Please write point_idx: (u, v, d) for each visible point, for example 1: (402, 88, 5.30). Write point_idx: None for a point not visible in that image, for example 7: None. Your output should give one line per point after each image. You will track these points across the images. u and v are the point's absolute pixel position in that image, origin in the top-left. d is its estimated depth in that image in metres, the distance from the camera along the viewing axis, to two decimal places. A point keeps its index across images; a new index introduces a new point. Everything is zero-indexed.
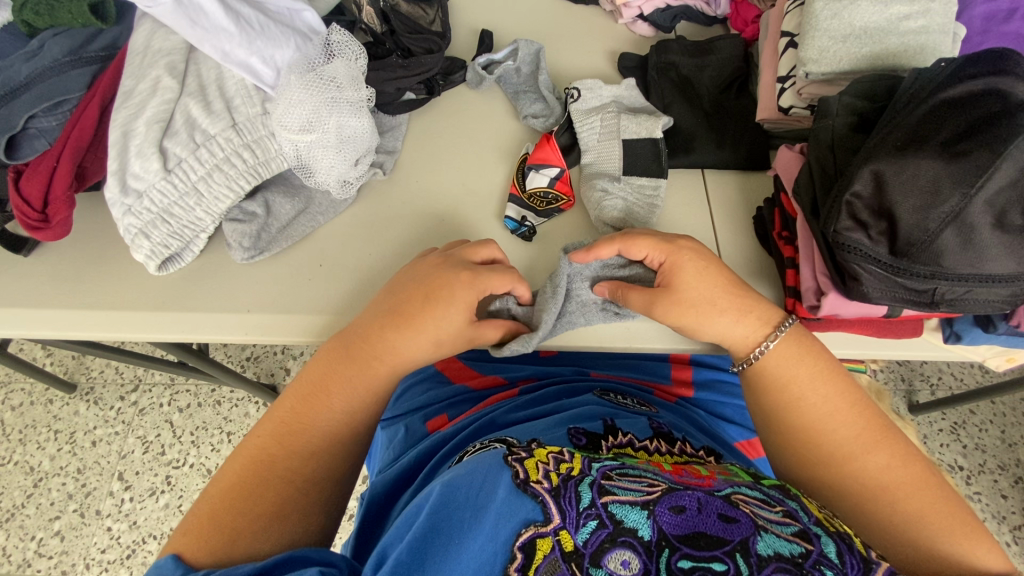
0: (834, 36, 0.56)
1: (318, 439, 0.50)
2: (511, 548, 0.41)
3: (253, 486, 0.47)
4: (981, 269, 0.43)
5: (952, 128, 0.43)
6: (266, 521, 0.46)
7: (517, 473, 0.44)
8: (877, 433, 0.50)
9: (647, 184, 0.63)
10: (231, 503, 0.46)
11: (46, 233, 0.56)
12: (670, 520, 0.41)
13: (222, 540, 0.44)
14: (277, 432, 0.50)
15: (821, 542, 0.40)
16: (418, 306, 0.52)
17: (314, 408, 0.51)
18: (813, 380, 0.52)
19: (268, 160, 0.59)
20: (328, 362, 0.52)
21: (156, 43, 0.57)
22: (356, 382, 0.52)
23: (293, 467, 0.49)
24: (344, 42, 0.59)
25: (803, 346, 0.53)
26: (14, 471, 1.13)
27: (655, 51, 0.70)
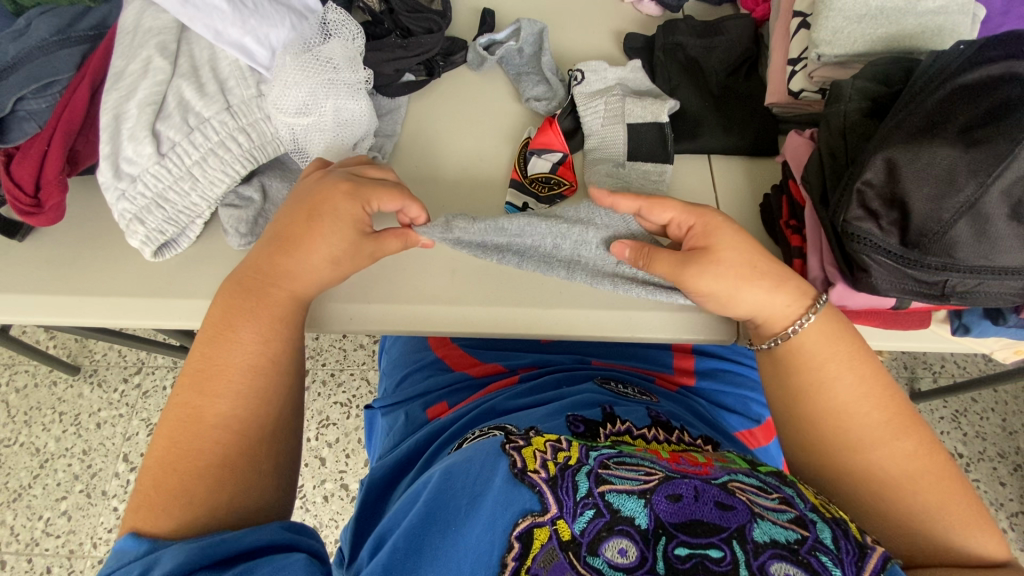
0: (850, 16, 0.54)
1: (234, 376, 0.48)
2: (509, 538, 0.41)
3: (190, 446, 0.46)
4: (994, 261, 0.42)
5: (970, 115, 0.42)
6: (220, 476, 0.45)
7: (514, 462, 0.44)
8: (908, 421, 0.48)
9: (652, 170, 0.61)
10: (167, 466, 0.45)
11: (40, 218, 0.55)
12: (666, 508, 0.40)
13: (182, 504, 0.43)
14: (195, 380, 0.48)
15: (817, 528, 0.40)
16: (304, 228, 0.51)
17: (253, 358, 0.49)
18: (848, 360, 0.50)
19: (265, 144, 0.57)
20: (230, 295, 0.51)
21: (147, 22, 0.55)
22: (263, 314, 0.50)
23: (221, 411, 0.47)
24: (341, 21, 0.57)
25: (838, 326, 0.50)
26: (20, 452, 1.14)
27: (662, 32, 0.68)
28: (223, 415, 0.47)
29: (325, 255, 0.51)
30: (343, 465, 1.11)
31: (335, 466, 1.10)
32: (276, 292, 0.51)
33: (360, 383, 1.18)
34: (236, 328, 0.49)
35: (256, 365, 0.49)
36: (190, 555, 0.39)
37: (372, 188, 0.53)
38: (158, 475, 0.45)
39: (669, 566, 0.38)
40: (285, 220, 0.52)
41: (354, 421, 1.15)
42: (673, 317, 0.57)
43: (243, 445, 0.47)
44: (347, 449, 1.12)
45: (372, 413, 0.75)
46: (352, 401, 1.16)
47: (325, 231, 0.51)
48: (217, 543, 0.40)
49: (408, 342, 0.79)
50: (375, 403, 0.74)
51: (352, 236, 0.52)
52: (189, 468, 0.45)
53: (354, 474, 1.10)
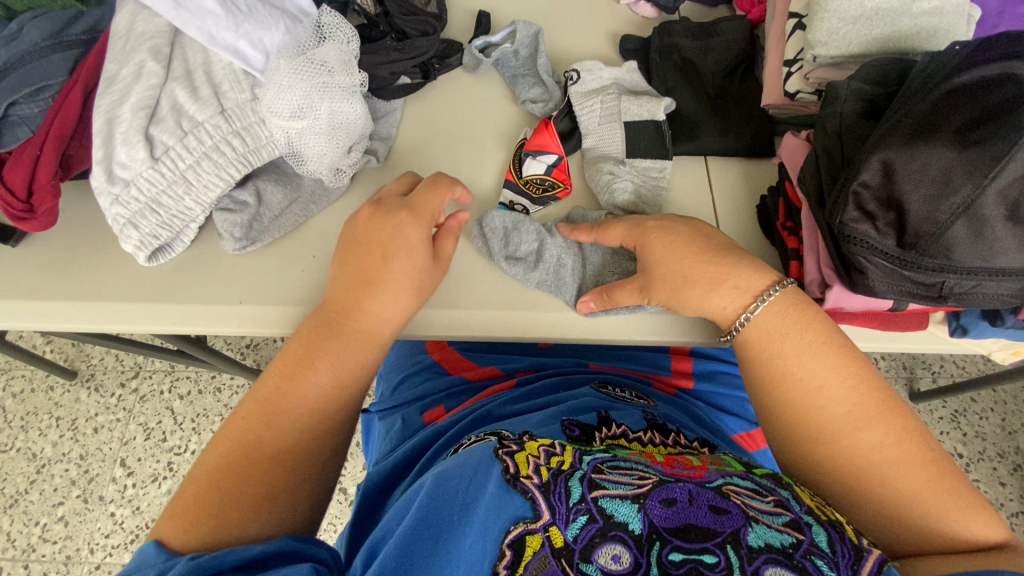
0: (845, 17, 0.53)
1: (302, 415, 0.48)
2: (500, 545, 0.40)
3: (240, 468, 0.45)
4: (992, 262, 0.42)
5: (966, 115, 0.41)
6: (254, 501, 0.44)
7: (507, 468, 0.43)
8: (871, 409, 0.45)
9: (651, 167, 0.61)
10: (213, 482, 0.44)
11: (32, 223, 0.54)
12: (661, 513, 0.40)
13: (211, 524, 0.42)
14: (261, 414, 0.47)
15: (812, 531, 0.39)
16: (379, 260, 0.51)
17: (299, 388, 0.48)
18: (799, 355, 0.47)
19: (259, 147, 0.57)
20: (305, 334, 0.50)
21: (140, 25, 0.55)
22: (344, 358, 0.49)
23: (279, 446, 0.46)
24: (335, 25, 0.57)
25: (788, 320, 0.48)
26: (17, 457, 1.13)
27: (658, 34, 0.68)
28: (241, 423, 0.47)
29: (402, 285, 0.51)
30: None
31: None
32: (362, 337, 0.50)
33: None
34: (315, 368, 0.48)
35: (320, 405, 0.49)
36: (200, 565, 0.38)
37: (426, 198, 0.53)
38: (202, 490, 0.44)
39: (663, 571, 0.38)
40: (362, 259, 0.51)
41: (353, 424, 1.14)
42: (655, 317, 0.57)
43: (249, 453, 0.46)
44: None
45: (369, 417, 0.74)
46: None
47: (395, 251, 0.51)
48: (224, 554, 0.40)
49: (405, 346, 0.79)
50: (372, 407, 0.73)
51: (424, 261, 0.52)
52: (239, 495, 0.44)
53: (352, 478, 1.10)
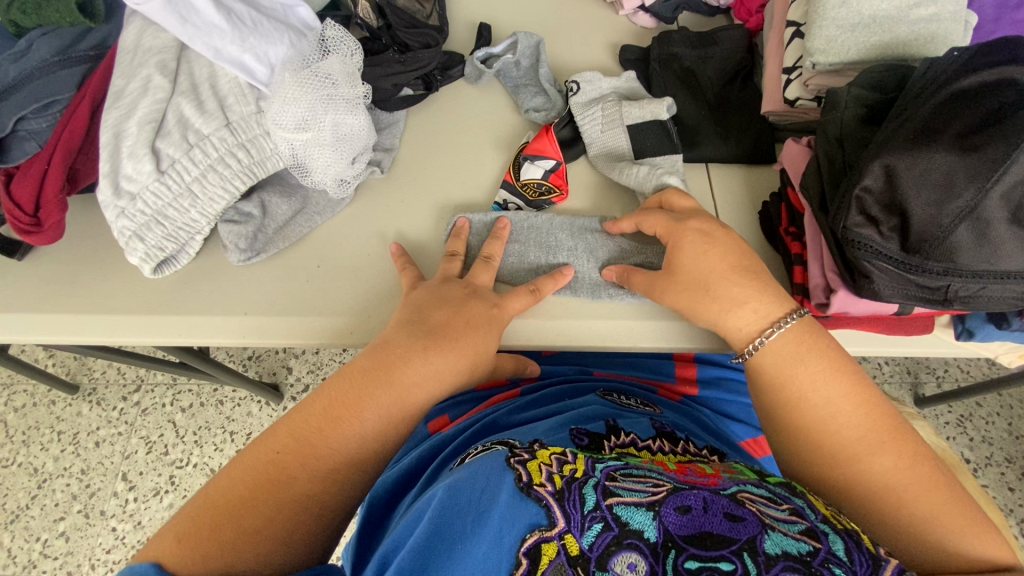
0: (843, 25, 0.54)
1: (329, 462, 0.46)
2: (516, 554, 0.40)
3: (262, 498, 0.43)
4: (996, 265, 0.42)
5: (967, 121, 0.42)
6: (268, 537, 0.42)
7: (520, 477, 0.43)
8: (884, 434, 0.45)
9: (663, 163, 0.61)
10: (227, 511, 0.42)
11: (38, 237, 0.55)
12: (676, 521, 0.40)
13: (219, 560, 0.39)
14: (291, 441, 0.46)
15: (829, 540, 0.39)
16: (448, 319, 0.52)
17: (335, 438, 0.46)
18: (813, 381, 0.47)
19: (264, 160, 0.58)
20: (346, 379, 0.49)
21: (147, 41, 0.56)
22: (376, 409, 0.47)
23: (304, 488, 0.45)
24: (339, 39, 0.58)
25: (799, 345, 0.49)
26: (19, 473, 1.13)
27: (657, 44, 0.68)
28: (265, 448, 0.46)
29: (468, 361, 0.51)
30: None
31: None
32: (397, 393, 0.48)
33: None
34: (361, 413, 0.47)
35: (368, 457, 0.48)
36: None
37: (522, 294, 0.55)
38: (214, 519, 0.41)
39: None
40: (426, 326, 0.51)
41: None
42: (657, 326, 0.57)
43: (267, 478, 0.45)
44: None
45: None
46: None
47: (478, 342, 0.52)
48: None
49: None
50: None
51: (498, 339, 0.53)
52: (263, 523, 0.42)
53: None
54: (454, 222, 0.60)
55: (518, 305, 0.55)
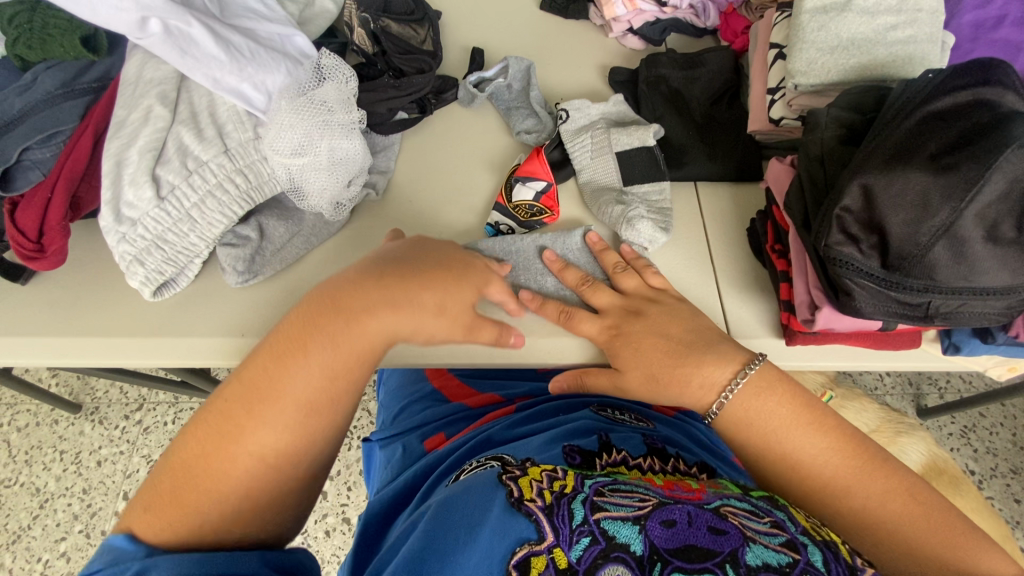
0: (822, 48, 0.55)
1: (286, 408, 0.45)
2: (506, 565, 0.41)
3: (213, 455, 0.44)
4: (975, 282, 0.42)
5: (942, 140, 0.43)
6: (228, 504, 0.44)
7: (511, 492, 0.44)
8: (859, 466, 0.47)
9: (651, 192, 0.63)
10: (184, 474, 0.44)
11: (42, 262, 0.56)
12: (661, 534, 0.41)
13: (180, 522, 0.43)
14: (241, 394, 0.45)
15: (808, 551, 0.40)
16: (406, 267, 0.50)
17: (288, 385, 0.45)
18: (787, 428, 0.49)
19: (262, 184, 0.59)
20: (300, 318, 0.47)
21: (148, 72, 0.58)
22: (330, 362, 0.46)
23: (259, 439, 0.44)
24: (335, 67, 0.60)
25: (772, 394, 0.50)
26: (20, 493, 1.13)
27: (646, 66, 0.70)
28: (216, 403, 0.46)
29: (431, 316, 0.49)
30: (345, 498, 1.10)
31: (336, 500, 1.09)
32: (351, 333, 0.47)
33: (361, 413, 1.18)
34: (304, 357, 0.45)
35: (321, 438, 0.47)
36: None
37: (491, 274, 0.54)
38: (175, 485, 0.44)
39: None
40: (374, 284, 0.48)
41: (356, 453, 1.14)
42: None
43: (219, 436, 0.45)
44: (349, 481, 1.11)
45: (371, 445, 0.74)
46: (353, 433, 1.16)
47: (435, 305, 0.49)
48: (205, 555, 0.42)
49: (406, 373, 0.79)
50: (373, 436, 0.73)
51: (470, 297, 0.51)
52: (217, 490, 0.44)
53: (356, 508, 1.09)
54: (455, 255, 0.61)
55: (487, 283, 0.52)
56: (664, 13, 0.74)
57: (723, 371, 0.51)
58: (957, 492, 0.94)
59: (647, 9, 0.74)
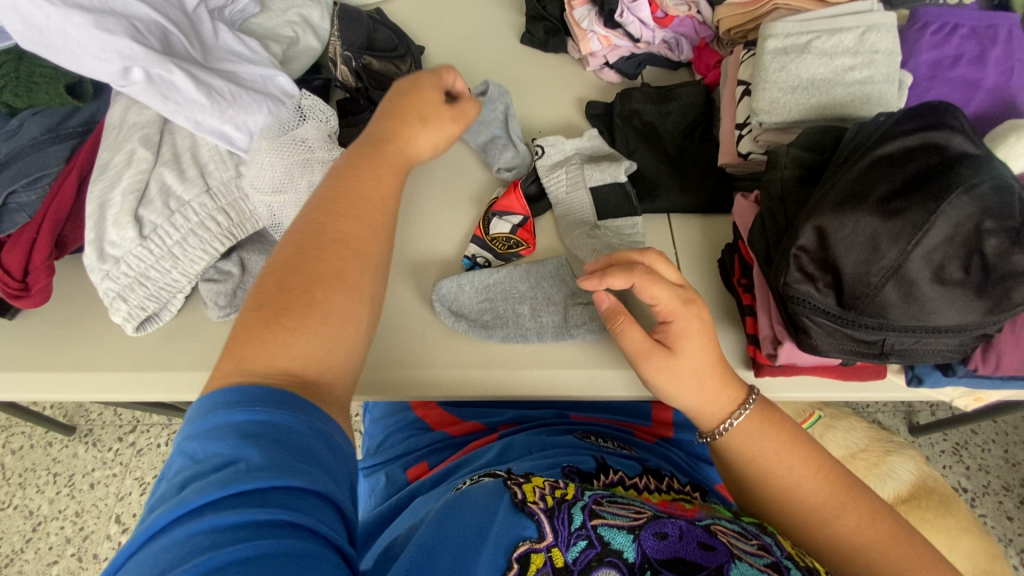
0: (783, 88, 0.57)
1: (366, 207, 0.49)
2: (509, 558, 0.41)
3: (307, 263, 0.45)
4: (926, 321, 0.43)
5: (890, 183, 0.44)
6: (312, 264, 0.45)
7: (515, 494, 0.45)
8: (843, 495, 0.48)
9: (624, 225, 0.64)
10: (274, 310, 0.43)
11: (26, 300, 0.58)
12: (654, 544, 0.42)
13: (298, 313, 0.43)
14: (330, 205, 0.49)
15: (791, 574, 0.41)
16: (405, 100, 0.55)
17: (366, 186, 0.50)
18: (776, 453, 0.50)
19: (244, 222, 0.61)
20: (354, 154, 0.53)
21: (132, 117, 0.60)
22: (384, 161, 0.52)
23: (345, 229, 0.48)
24: (315, 106, 0.63)
25: (764, 421, 0.51)
26: (13, 516, 1.14)
27: (619, 100, 0.72)
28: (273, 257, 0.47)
29: (451, 114, 0.56)
30: None
31: None
32: (397, 146, 0.53)
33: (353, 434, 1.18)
34: (369, 168, 0.51)
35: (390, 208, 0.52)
36: (274, 460, 0.34)
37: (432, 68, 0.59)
38: (257, 356, 0.41)
39: None
40: (396, 104, 0.55)
41: None
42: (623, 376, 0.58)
43: (281, 278, 0.44)
44: None
45: None
46: None
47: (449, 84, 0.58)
48: (271, 390, 0.38)
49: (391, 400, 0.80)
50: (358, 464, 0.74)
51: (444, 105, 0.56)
52: (316, 281, 0.44)
53: None
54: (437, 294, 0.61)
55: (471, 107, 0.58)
56: (637, 48, 0.77)
57: (723, 400, 0.51)
58: (946, 513, 0.94)
59: (621, 44, 0.76)
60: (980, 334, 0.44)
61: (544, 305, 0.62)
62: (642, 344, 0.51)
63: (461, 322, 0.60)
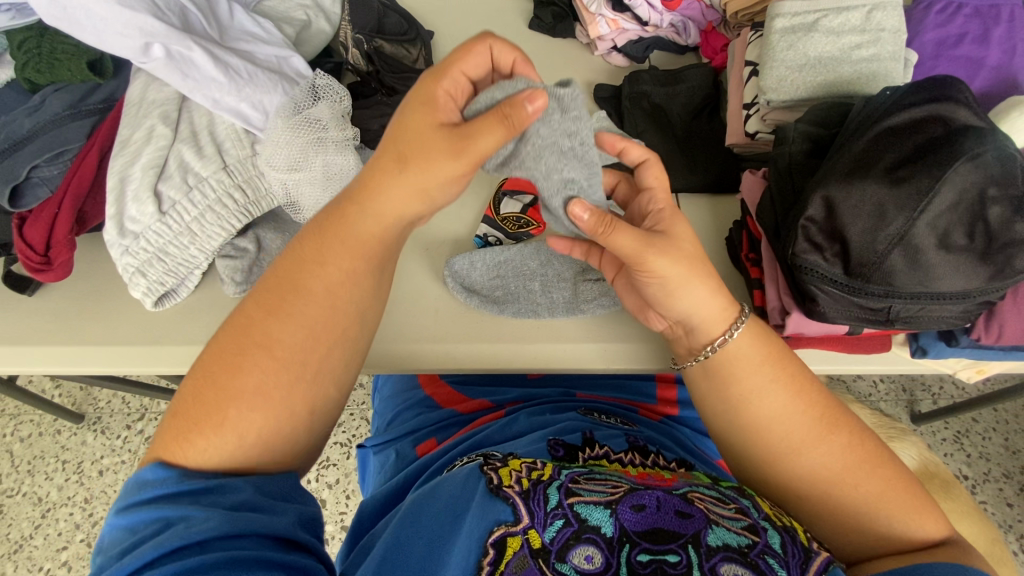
0: (791, 66, 0.58)
1: (310, 307, 0.46)
2: (483, 544, 0.43)
3: (239, 362, 0.44)
4: (931, 287, 0.45)
5: (896, 154, 0.45)
6: (245, 364, 0.44)
7: (491, 480, 0.47)
8: (834, 416, 0.48)
9: None
10: (202, 406, 0.43)
11: (48, 274, 0.59)
12: (631, 517, 0.43)
13: (216, 421, 0.42)
14: (272, 296, 0.46)
15: (767, 534, 0.42)
16: (402, 135, 0.44)
17: (316, 284, 0.47)
18: (768, 368, 0.48)
19: (259, 199, 0.62)
20: (310, 233, 0.48)
21: (151, 94, 0.61)
22: (349, 249, 0.47)
23: (284, 334, 0.45)
24: (329, 86, 0.63)
25: (759, 339, 0.49)
26: (23, 502, 1.15)
27: (628, 83, 0.73)
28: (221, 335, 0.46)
29: (447, 156, 0.43)
30: (343, 506, 1.12)
31: (335, 508, 1.11)
32: (360, 222, 0.47)
33: (359, 422, 1.19)
34: (322, 261, 0.47)
35: (338, 296, 0.47)
36: (213, 515, 0.38)
37: (451, 57, 0.46)
38: (180, 448, 0.42)
39: (632, 571, 0.41)
40: (385, 152, 0.45)
41: (354, 462, 1.16)
42: (633, 348, 0.60)
43: (220, 369, 0.44)
44: (346, 489, 1.12)
45: (365, 451, 0.76)
46: (351, 442, 1.17)
47: (465, 77, 0.46)
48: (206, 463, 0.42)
49: (399, 381, 0.81)
50: (367, 442, 0.75)
51: (445, 137, 0.43)
52: (246, 389, 0.43)
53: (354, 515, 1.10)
54: (449, 269, 0.63)
55: (490, 142, 0.42)
56: (646, 31, 0.77)
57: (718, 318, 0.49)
58: (948, 496, 0.95)
59: (630, 28, 0.77)
60: (984, 301, 0.45)
61: (555, 282, 0.63)
62: (635, 248, 0.46)
63: (473, 297, 0.61)
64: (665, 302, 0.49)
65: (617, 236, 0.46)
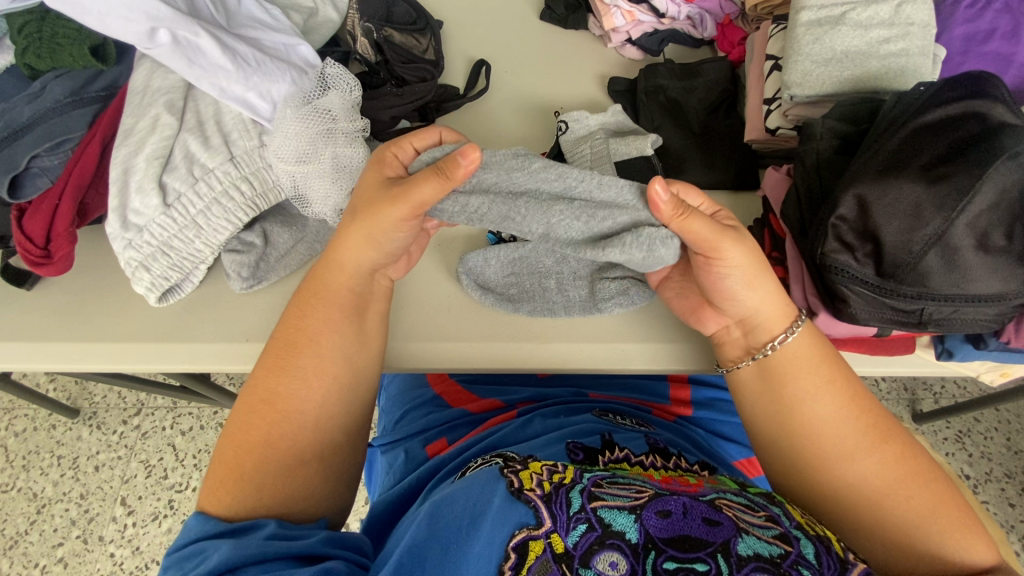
0: (817, 60, 0.57)
1: (307, 361, 0.50)
2: (505, 548, 0.42)
3: (254, 418, 0.48)
4: (966, 289, 0.43)
5: (933, 152, 0.44)
6: (259, 418, 0.48)
7: (511, 483, 0.45)
8: (886, 425, 0.47)
9: None
10: (230, 463, 0.47)
11: (48, 267, 0.57)
12: (657, 524, 0.42)
13: (237, 475, 0.46)
14: (278, 350, 0.50)
15: (800, 544, 0.41)
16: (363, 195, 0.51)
17: (310, 337, 0.51)
18: (823, 374, 0.48)
19: (267, 191, 0.60)
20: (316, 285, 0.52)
21: (156, 81, 0.59)
22: (331, 309, 0.51)
23: (291, 388, 0.49)
24: (339, 74, 0.60)
25: (813, 343, 0.49)
26: (18, 498, 1.13)
27: (644, 76, 0.71)
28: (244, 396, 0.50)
29: (397, 204, 0.47)
30: None
31: None
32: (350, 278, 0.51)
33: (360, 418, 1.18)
34: (310, 311, 0.51)
35: (318, 340, 0.51)
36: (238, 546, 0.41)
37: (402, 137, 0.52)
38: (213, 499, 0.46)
39: None
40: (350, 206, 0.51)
41: None
42: (652, 348, 0.58)
43: (240, 426, 0.48)
44: None
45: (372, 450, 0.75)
46: None
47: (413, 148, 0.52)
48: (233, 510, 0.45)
49: (407, 379, 0.79)
50: (374, 441, 0.74)
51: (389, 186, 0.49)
52: (259, 443, 0.47)
53: (355, 513, 1.09)
54: (463, 269, 0.61)
55: (426, 190, 0.46)
56: (661, 24, 0.76)
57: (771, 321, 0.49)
58: None
59: (645, 19, 0.75)
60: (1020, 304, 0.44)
61: (569, 280, 0.61)
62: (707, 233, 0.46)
63: (488, 295, 0.60)
64: (729, 292, 0.48)
65: (693, 222, 0.46)
